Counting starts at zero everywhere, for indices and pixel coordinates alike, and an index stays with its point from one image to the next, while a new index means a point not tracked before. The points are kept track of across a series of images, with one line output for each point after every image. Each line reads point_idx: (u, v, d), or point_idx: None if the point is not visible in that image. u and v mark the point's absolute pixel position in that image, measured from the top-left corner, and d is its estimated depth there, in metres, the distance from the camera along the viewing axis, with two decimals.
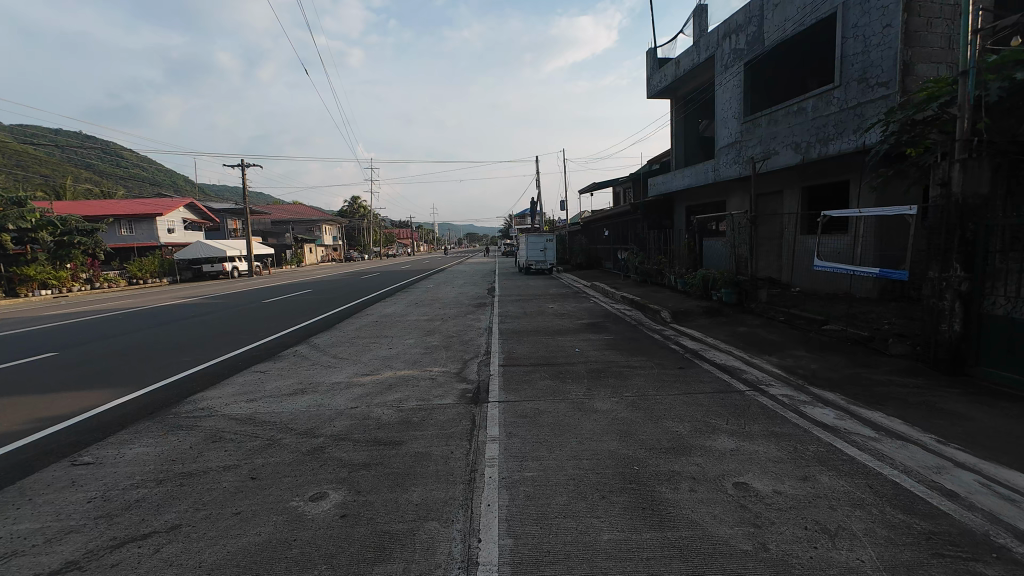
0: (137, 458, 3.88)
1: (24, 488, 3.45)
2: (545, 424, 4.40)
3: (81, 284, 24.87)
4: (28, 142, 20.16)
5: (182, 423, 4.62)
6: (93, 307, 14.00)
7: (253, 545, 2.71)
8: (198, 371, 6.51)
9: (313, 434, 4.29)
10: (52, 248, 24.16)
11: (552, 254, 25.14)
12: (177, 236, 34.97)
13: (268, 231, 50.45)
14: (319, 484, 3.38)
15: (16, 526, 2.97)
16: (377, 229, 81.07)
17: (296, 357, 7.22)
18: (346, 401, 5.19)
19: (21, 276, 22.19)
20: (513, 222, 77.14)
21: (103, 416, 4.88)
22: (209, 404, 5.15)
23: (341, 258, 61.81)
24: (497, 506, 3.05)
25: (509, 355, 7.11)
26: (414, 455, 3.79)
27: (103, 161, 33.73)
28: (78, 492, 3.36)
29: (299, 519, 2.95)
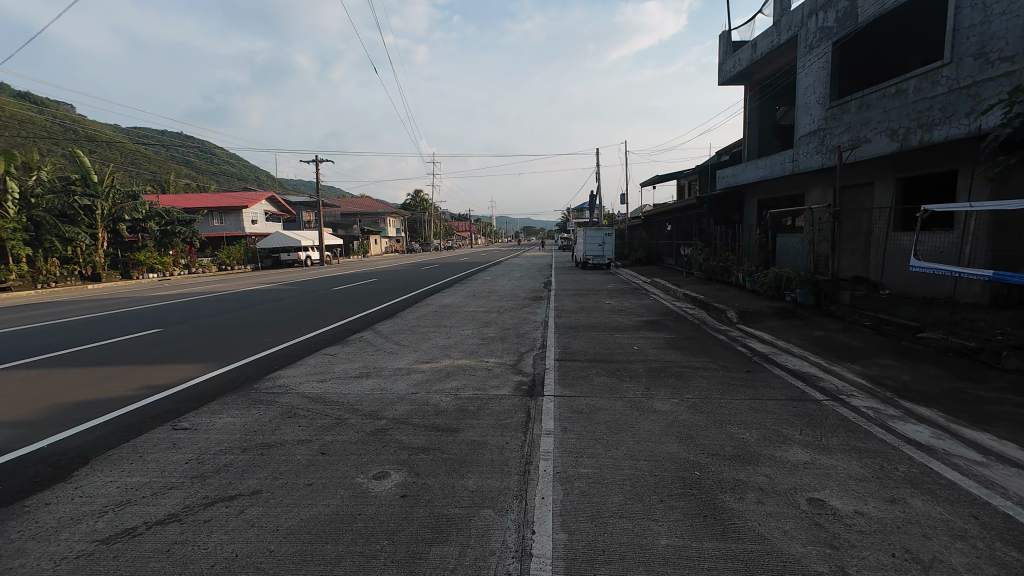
0: (225, 427, 4.30)
1: (136, 445, 3.95)
2: (600, 422, 4.32)
3: (180, 269, 28.03)
4: (140, 142, 22.76)
5: (263, 398, 5.05)
6: (188, 291, 15.63)
7: (324, 516, 2.90)
8: (276, 351, 7.08)
9: (377, 416, 4.52)
10: (158, 236, 27.25)
11: (610, 249, 24.58)
12: (260, 227, 38.18)
13: (338, 223, 53.67)
14: (382, 464, 3.56)
15: (129, 478, 3.41)
16: (438, 222, 83.56)
17: (362, 342, 7.65)
18: (407, 386, 5.42)
19: (132, 261, 25.49)
20: (570, 215, 75.96)
21: (197, 387, 5.46)
22: (286, 382, 5.60)
23: (403, 250, 64.49)
24: (551, 500, 3.05)
25: (564, 350, 7.07)
26: (470, 443, 3.88)
27: (199, 159, 37.47)
28: (178, 453, 3.79)
29: (364, 495, 3.13)
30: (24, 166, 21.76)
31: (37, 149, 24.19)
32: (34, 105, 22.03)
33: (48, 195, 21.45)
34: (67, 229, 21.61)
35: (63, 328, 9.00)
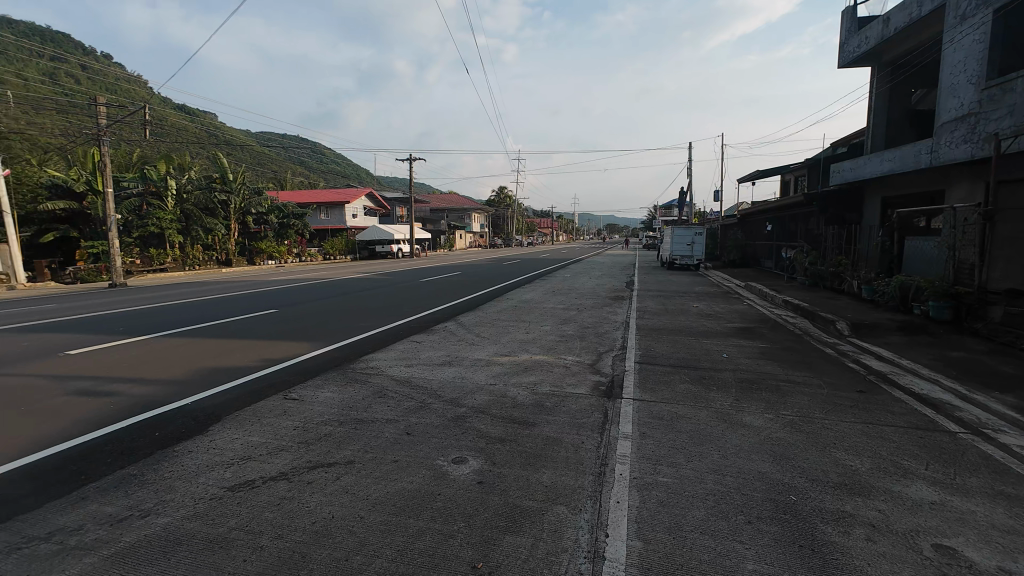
0: (326, 400, 4.79)
1: (256, 409, 4.56)
2: (683, 430, 4.10)
3: (293, 257, 31.89)
4: (265, 144, 25.89)
5: (359, 377, 5.54)
6: (300, 277, 17.56)
7: (407, 492, 3.11)
8: (370, 335, 7.72)
9: (458, 403, 4.73)
10: (277, 227, 30.89)
11: (700, 249, 23.14)
12: (359, 221, 41.68)
13: (428, 218, 56.73)
14: (461, 450, 3.72)
15: (251, 436, 3.95)
16: (521, 218, 84.76)
17: (446, 332, 8.05)
18: (487, 377, 5.60)
19: (255, 249, 29.47)
20: (658, 212, 72.54)
21: (305, 363, 6.15)
22: (378, 364, 6.07)
23: (487, 245, 66.34)
24: (627, 505, 2.97)
25: (646, 353, 6.81)
26: (546, 439, 3.91)
27: (312, 159, 41.77)
28: (288, 419, 4.30)
29: (444, 477, 3.30)
30: (179, 167, 25.88)
31: (189, 152, 28.64)
32: (188, 115, 26.05)
33: (196, 191, 25.32)
34: (208, 220, 25.43)
35: (204, 305, 10.61)
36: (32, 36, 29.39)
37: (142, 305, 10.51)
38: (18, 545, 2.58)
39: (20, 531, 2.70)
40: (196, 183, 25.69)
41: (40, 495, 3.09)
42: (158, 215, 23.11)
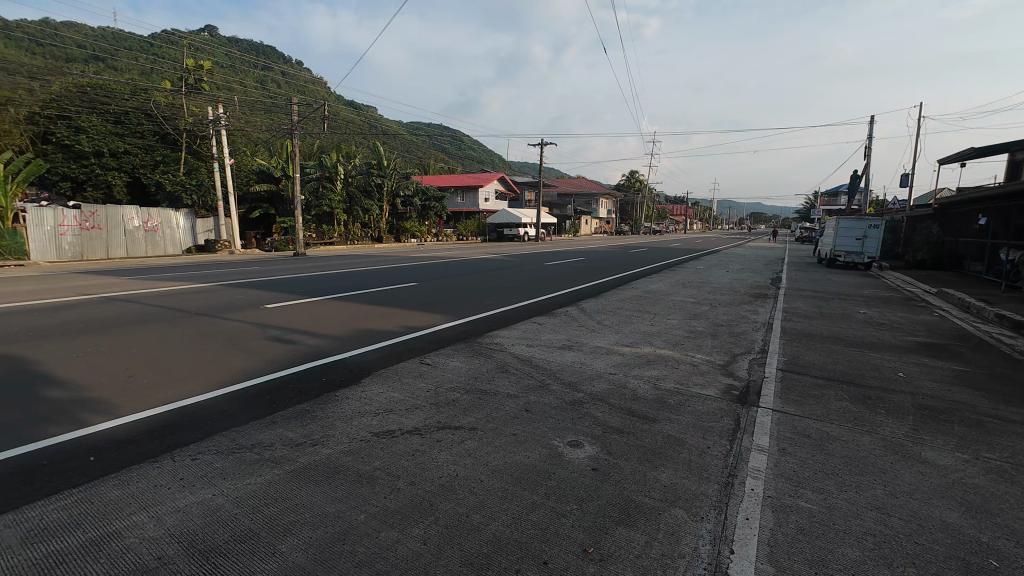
0: (455, 369, 5.22)
1: (398, 369, 5.18)
2: (836, 454, 3.53)
3: (431, 236, 34.61)
4: (413, 133, 28.47)
5: (484, 351, 5.91)
6: (436, 255, 19.25)
7: (524, 466, 3.24)
8: (496, 313, 8.15)
9: (576, 388, 4.75)
10: (420, 210, 33.91)
11: (875, 245, 19.27)
12: (490, 205, 43.90)
13: (555, 203, 57.07)
14: (576, 434, 3.74)
15: (393, 392, 4.50)
16: (652, 203, 80.20)
17: (567, 316, 8.11)
18: (606, 365, 5.51)
19: (402, 228, 33.05)
20: (820, 199, 62.10)
21: (439, 332, 6.77)
22: (502, 341, 6.40)
23: (613, 232, 64.42)
24: (758, 524, 2.68)
25: (791, 360, 5.98)
26: (667, 437, 3.71)
27: (452, 146, 44.90)
28: (423, 382, 4.80)
29: (559, 457, 3.37)
30: (347, 155, 30.11)
31: (355, 142, 33.09)
32: (355, 109, 30.00)
33: (358, 176, 29.27)
34: (365, 202, 29.16)
35: (361, 275, 12.31)
36: (251, 51, 36.64)
37: (316, 272, 12.63)
38: (232, 449, 3.36)
39: (233, 440, 3.50)
40: (359, 169, 29.63)
41: (246, 414, 3.96)
42: (330, 197, 27.42)
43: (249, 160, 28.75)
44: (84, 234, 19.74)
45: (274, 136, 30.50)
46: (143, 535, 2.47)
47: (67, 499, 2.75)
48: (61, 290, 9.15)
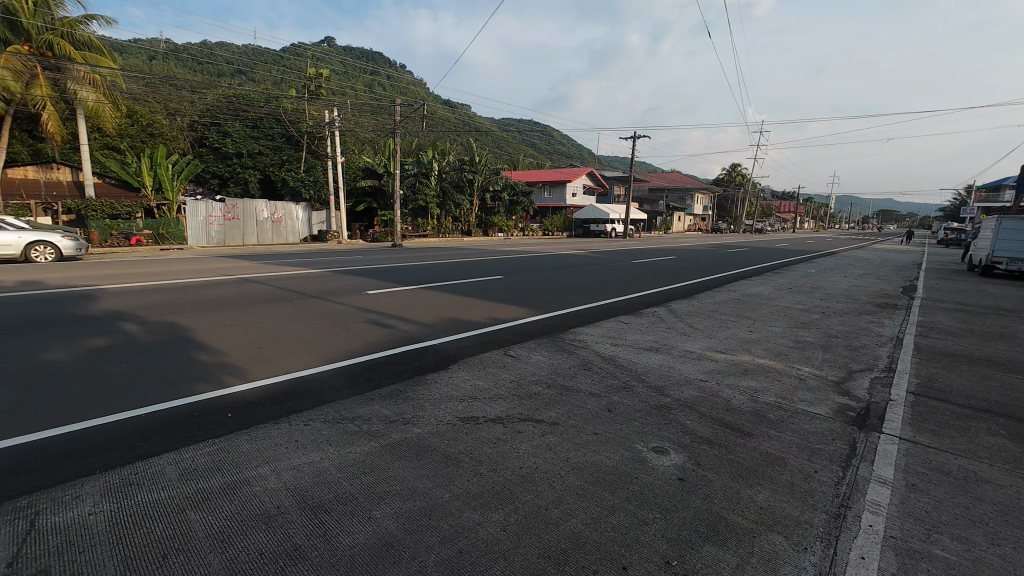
0: (537, 363, 5.26)
1: (483, 358, 5.35)
2: (984, 499, 2.96)
3: (517, 231, 35.72)
4: (504, 129, 28.98)
5: (567, 347, 5.87)
6: (522, 249, 19.51)
7: (605, 466, 3.18)
8: (580, 309, 8.06)
9: (662, 392, 4.53)
10: (508, 204, 34.60)
11: None
12: (577, 200, 43.47)
13: (646, 198, 54.70)
14: (662, 440, 3.57)
15: (478, 380, 4.66)
16: (756, 199, 73.35)
17: (655, 317, 7.75)
18: (697, 371, 5.17)
19: (490, 222, 34.07)
20: (976, 195, 51.97)
21: (522, 326, 6.87)
22: (585, 338, 6.31)
23: (709, 229, 60.15)
24: (876, 567, 2.34)
25: (927, 382, 5.11)
26: (765, 455, 3.40)
27: (542, 141, 44.99)
28: (507, 373, 4.90)
29: (642, 462, 3.25)
30: (442, 152, 31.65)
31: (449, 140, 34.65)
32: (451, 107, 31.37)
33: (451, 171, 30.65)
34: (457, 197, 30.43)
35: (451, 267, 12.90)
36: (362, 57, 39.95)
37: (411, 262, 13.50)
38: (337, 419, 3.73)
39: (338, 411, 3.88)
40: (452, 165, 30.98)
41: (349, 389, 4.38)
42: (425, 191, 29.08)
43: (356, 158, 31.50)
44: (227, 223, 23.15)
45: (378, 135, 33.02)
46: (267, 485, 2.84)
47: (210, 446, 3.26)
48: (209, 271, 10.82)
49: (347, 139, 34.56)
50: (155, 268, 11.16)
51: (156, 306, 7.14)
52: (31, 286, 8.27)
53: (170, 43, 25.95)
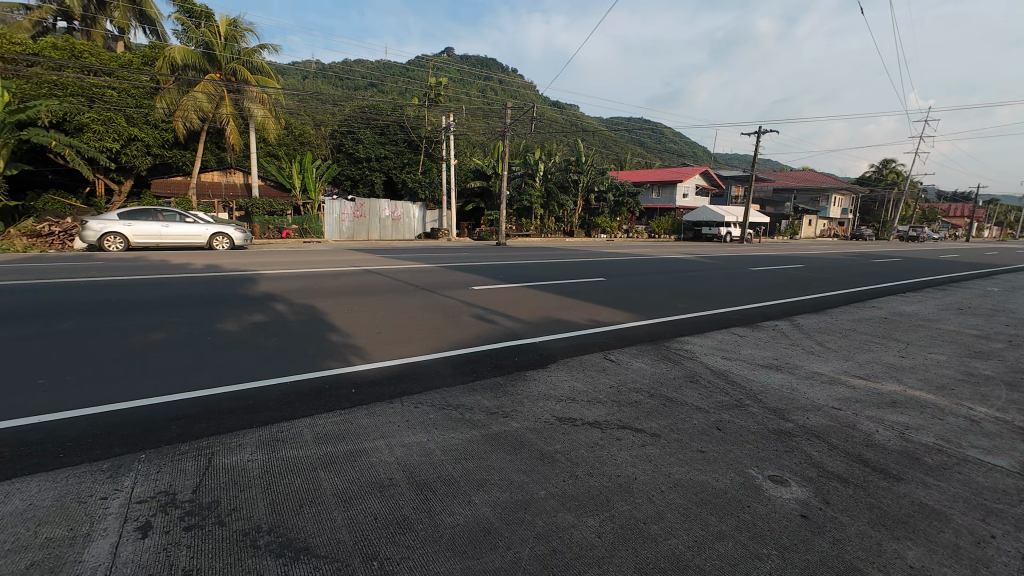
0: (639, 370, 5.05)
1: (582, 360, 5.29)
2: None
3: (621, 233, 34.47)
4: (612, 128, 28.32)
5: (673, 357, 5.55)
6: (626, 252, 18.92)
7: (712, 488, 2.94)
8: (687, 318, 7.56)
9: (783, 415, 4.05)
10: (612, 205, 33.77)
11: None
12: (688, 201, 40.92)
13: (770, 200, 49.38)
14: (781, 469, 3.20)
15: (576, 382, 4.63)
16: (914, 201, 62.03)
17: (776, 331, 6.96)
18: (827, 397, 4.53)
19: (593, 223, 33.60)
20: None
21: (623, 330, 6.65)
22: (692, 348, 5.90)
23: (848, 235, 52.34)
24: None
25: None
26: (918, 505, 2.85)
27: (652, 140, 43.09)
28: (606, 377, 4.79)
29: (756, 490, 2.94)
30: (548, 153, 31.97)
31: (556, 141, 34.87)
32: (559, 108, 31.52)
33: (557, 172, 30.83)
34: (561, 198, 30.54)
35: (552, 267, 12.99)
36: (477, 64, 42.03)
37: (514, 261, 13.88)
38: (442, 405, 3.99)
39: (443, 397, 4.15)
40: (558, 165, 31.15)
41: (453, 377, 4.64)
42: (530, 192, 29.73)
43: (467, 160, 33.26)
44: (356, 220, 26.13)
45: (488, 138, 34.48)
46: (382, 457, 3.15)
47: (337, 416, 3.70)
48: (340, 262, 12.29)
49: (461, 142, 36.64)
50: (300, 258, 12.97)
51: (299, 291, 8.30)
52: (212, 269, 10.15)
53: (320, 63, 29.93)
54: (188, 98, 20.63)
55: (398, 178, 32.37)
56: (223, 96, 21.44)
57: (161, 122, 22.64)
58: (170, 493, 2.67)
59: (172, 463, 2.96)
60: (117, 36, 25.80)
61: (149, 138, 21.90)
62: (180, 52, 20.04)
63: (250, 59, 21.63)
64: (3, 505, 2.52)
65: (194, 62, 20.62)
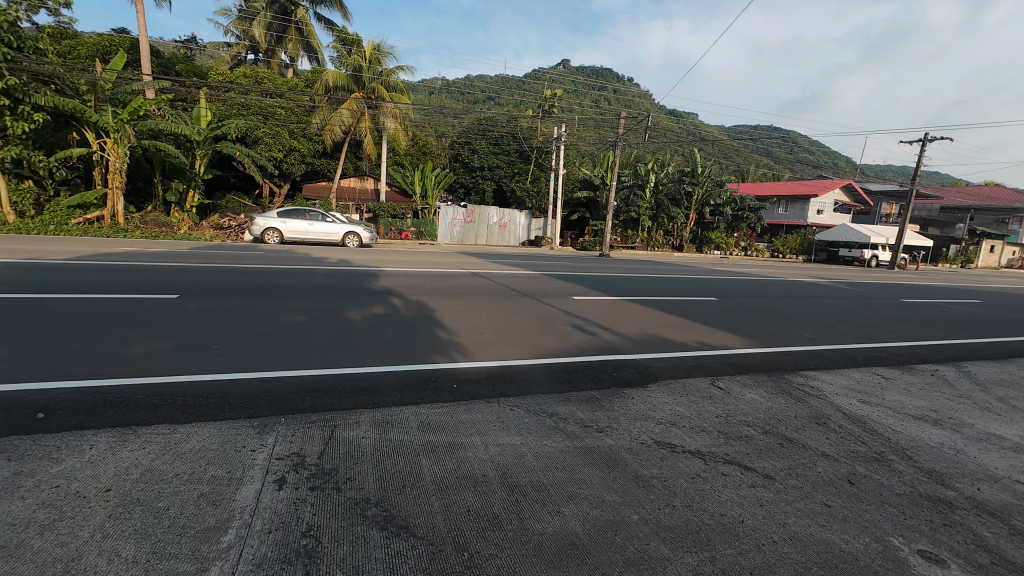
0: (753, 402, 4.57)
1: (686, 384, 4.95)
2: None
3: (738, 250, 31.21)
4: (734, 137, 26.22)
5: (795, 392, 4.92)
6: (744, 271, 17.30)
7: (838, 550, 2.54)
8: (815, 350, 6.67)
9: (941, 481, 3.35)
10: (730, 220, 31.15)
11: None
12: (823, 218, 36.24)
13: (934, 220, 41.45)
14: (936, 545, 2.65)
15: (678, 406, 4.34)
16: None
17: (936, 378, 5.80)
18: (1009, 468, 3.64)
19: (706, 238, 31.25)
20: None
21: (736, 357, 6.09)
22: (821, 386, 5.17)
23: None
24: None
25: None
26: None
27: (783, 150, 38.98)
28: (712, 405, 4.42)
29: (899, 563, 2.48)
30: (661, 163, 30.66)
31: (671, 151, 33.29)
32: (676, 117, 30.06)
33: (669, 184, 29.41)
34: (672, 210, 29.07)
35: (658, 282, 12.38)
36: (593, 74, 42.06)
37: (617, 273, 13.51)
38: (537, 411, 4.02)
39: (538, 404, 4.18)
40: (671, 176, 29.74)
41: (549, 385, 4.66)
42: (638, 203, 28.88)
43: (576, 169, 33.33)
44: (466, 225, 27.61)
45: (599, 148, 34.20)
46: (478, 453, 3.28)
47: (439, 408, 3.94)
48: (450, 264, 13.12)
49: (570, 152, 36.93)
50: (416, 258, 14.12)
51: (413, 288, 9.05)
52: (344, 263, 11.53)
53: (445, 80, 32.41)
54: (336, 114, 23.83)
55: (508, 187, 33.62)
56: (364, 113, 24.31)
57: (314, 136, 26.43)
58: (300, 455, 3.08)
59: (304, 429, 3.42)
60: (288, 64, 30.78)
61: (304, 149, 25.68)
62: (333, 75, 23.21)
63: (387, 79, 24.18)
64: (184, 442, 3.14)
65: (343, 84, 23.71)
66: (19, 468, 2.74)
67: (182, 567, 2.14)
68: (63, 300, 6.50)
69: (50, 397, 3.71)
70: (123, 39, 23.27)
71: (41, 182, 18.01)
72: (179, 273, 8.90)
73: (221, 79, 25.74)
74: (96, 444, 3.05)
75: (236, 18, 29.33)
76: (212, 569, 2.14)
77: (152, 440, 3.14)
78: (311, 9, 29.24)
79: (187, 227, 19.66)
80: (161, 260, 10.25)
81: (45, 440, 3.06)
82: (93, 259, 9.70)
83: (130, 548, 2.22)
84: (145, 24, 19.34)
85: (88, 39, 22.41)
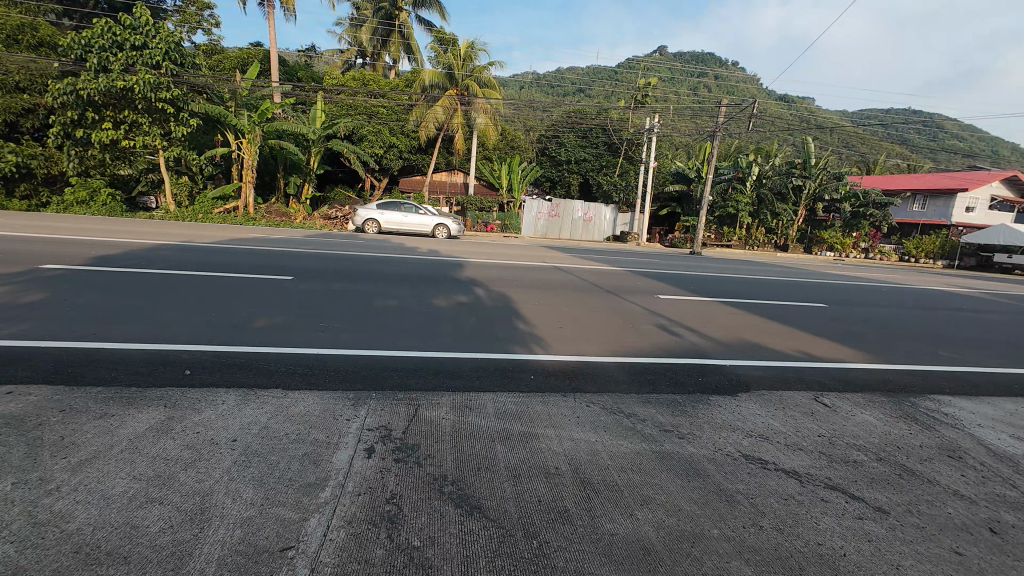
0: (866, 424, 4.02)
1: (783, 397, 4.49)
2: None
3: (856, 253, 27.31)
4: (860, 124, 22.95)
5: (925, 418, 4.23)
6: (863, 276, 15.18)
7: None
8: (953, 373, 5.69)
9: None
10: (848, 218, 27.60)
11: None
12: (972, 217, 30.74)
13: None
14: None
15: (772, 421, 3.96)
16: None
17: None
18: None
19: (817, 238, 27.99)
20: None
21: (847, 372, 5.40)
22: (959, 414, 4.40)
23: None
24: None
25: None
26: None
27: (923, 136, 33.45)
28: (815, 423, 3.96)
29: None
30: (767, 154, 27.97)
31: (780, 141, 30.13)
32: (788, 103, 27.16)
33: (776, 176, 26.76)
34: (777, 206, 26.51)
35: (758, 284, 11.36)
36: (693, 61, 39.38)
37: (710, 272, 12.66)
38: (615, 411, 3.93)
39: (617, 403, 4.09)
40: (778, 169, 27.01)
41: (629, 385, 4.53)
42: (737, 198, 26.84)
43: (669, 162, 31.81)
44: (551, 219, 27.71)
45: (696, 140, 32.18)
46: (553, 445, 3.30)
47: (515, 398, 4.01)
48: (532, 257, 13.25)
49: (664, 144, 35.20)
50: (500, 250, 14.47)
51: (495, 279, 9.26)
52: (434, 254, 12.14)
53: (536, 74, 32.53)
54: (431, 112, 25.12)
55: (594, 180, 33.04)
56: (456, 109, 25.33)
57: (411, 132, 28.13)
58: (387, 429, 3.33)
59: (391, 406, 3.69)
60: (392, 65, 32.90)
61: (402, 145, 27.50)
62: (430, 73, 24.43)
63: (480, 75, 24.82)
64: (293, 406, 3.56)
65: (439, 82, 24.79)
66: (170, 414, 3.31)
67: (288, 514, 2.44)
68: (208, 277, 7.69)
69: (194, 357, 4.43)
70: (258, 52, 26.71)
71: (194, 177, 21.35)
72: (295, 258, 10.09)
73: (334, 82, 28.42)
74: (226, 400, 3.58)
75: (349, 26, 32.03)
76: (310, 520, 2.41)
77: (268, 402, 3.61)
78: (413, 12, 30.91)
79: (302, 218, 22.15)
80: (280, 246, 11.72)
81: (191, 393, 3.67)
82: (229, 244, 11.29)
83: (249, 491, 2.58)
84: (275, 37, 21.95)
85: (232, 53, 25.95)
